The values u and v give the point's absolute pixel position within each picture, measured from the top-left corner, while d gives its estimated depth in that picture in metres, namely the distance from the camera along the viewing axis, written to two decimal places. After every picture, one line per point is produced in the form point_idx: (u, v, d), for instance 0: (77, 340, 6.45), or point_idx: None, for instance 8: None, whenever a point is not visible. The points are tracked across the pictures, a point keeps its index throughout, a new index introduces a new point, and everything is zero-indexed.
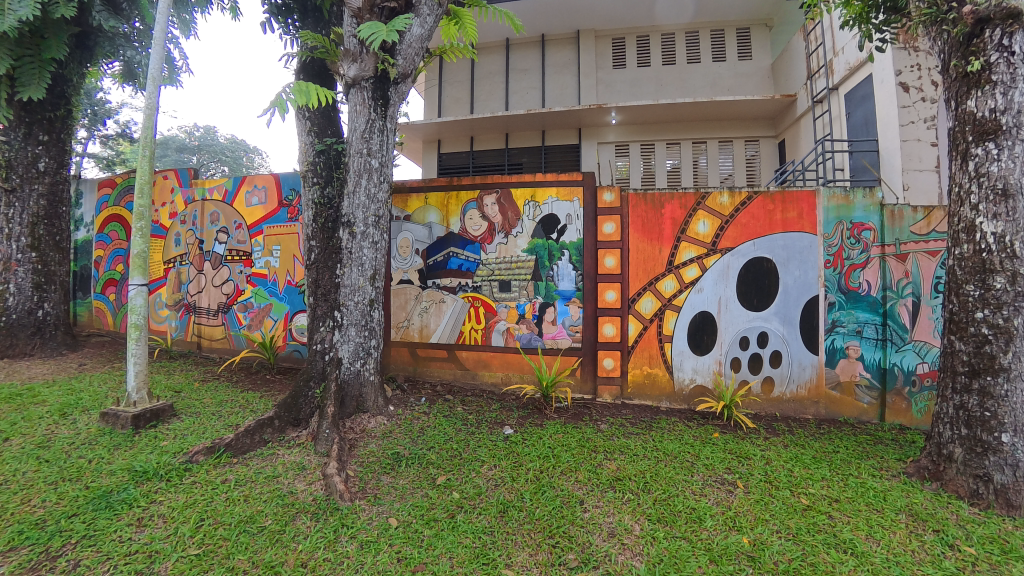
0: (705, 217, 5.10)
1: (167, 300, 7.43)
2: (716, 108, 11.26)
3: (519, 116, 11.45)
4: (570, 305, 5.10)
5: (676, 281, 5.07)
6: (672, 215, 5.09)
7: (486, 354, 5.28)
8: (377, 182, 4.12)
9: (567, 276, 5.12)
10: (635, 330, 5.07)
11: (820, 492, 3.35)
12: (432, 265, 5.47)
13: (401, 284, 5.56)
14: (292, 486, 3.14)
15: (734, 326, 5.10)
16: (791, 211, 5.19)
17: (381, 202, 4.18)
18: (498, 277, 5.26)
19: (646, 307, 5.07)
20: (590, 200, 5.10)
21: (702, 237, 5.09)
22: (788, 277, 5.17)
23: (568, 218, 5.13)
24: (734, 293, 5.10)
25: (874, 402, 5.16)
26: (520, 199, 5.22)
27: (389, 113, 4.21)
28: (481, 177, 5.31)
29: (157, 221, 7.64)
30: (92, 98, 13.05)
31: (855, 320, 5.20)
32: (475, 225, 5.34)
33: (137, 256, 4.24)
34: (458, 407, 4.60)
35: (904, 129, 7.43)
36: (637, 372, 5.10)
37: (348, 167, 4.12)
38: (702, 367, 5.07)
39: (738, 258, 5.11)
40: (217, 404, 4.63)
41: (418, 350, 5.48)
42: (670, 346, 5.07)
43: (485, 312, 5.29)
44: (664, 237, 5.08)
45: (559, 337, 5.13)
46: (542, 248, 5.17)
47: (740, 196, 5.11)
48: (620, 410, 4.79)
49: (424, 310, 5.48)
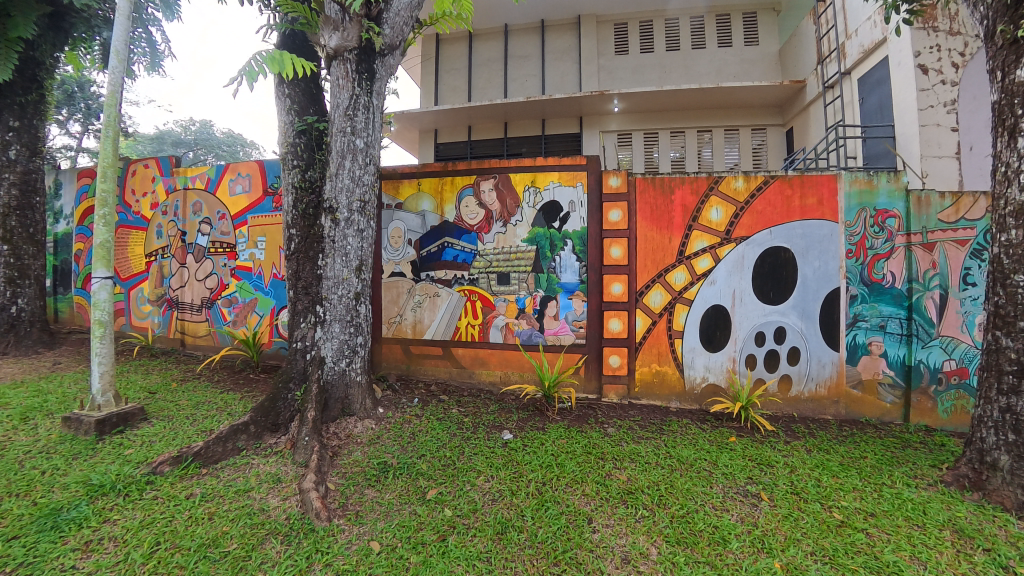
0: (719, 203, 4.73)
1: (149, 295, 7.07)
2: (722, 94, 10.84)
3: (518, 103, 11.02)
4: (573, 298, 4.74)
5: (687, 273, 4.70)
6: (682, 202, 4.71)
7: (484, 351, 4.93)
8: (363, 164, 3.74)
9: (570, 267, 4.75)
10: (643, 326, 4.70)
11: (853, 505, 3.02)
12: (425, 256, 5.11)
13: (392, 277, 5.21)
14: (264, 502, 2.80)
15: (749, 320, 4.74)
16: (811, 197, 4.82)
17: (368, 186, 3.80)
18: (496, 269, 4.91)
19: (655, 301, 4.69)
20: (594, 186, 4.72)
21: (715, 225, 4.72)
22: (807, 268, 4.80)
23: (571, 205, 4.76)
24: (749, 285, 4.73)
25: (897, 402, 4.84)
26: (519, 184, 4.85)
27: (376, 89, 3.83)
28: (477, 162, 4.94)
29: (138, 212, 7.24)
30: (84, 90, 12.79)
31: (878, 314, 4.86)
32: (472, 213, 4.97)
33: (99, 245, 3.83)
34: (453, 409, 4.27)
35: (923, 113, 7.04)
36: (645, 371, 4.73)
37: (330, 147, 3.73)
38: (714, 364, 4.73)
39: (753, 248, 4.74)
40: (194, 407, 4.29)
41: (412, 347, 5.14)
42: (680, 343, 4.72)
43: (482, 306, 4.93)
44: (674, 225, 4.70)
45: (561, 333, 4.77)
46: (543, 237, 4.81)
47: (755, 180, 4.74)
48: (627, 412, 4.46)
49: (417, 305, 5.12)
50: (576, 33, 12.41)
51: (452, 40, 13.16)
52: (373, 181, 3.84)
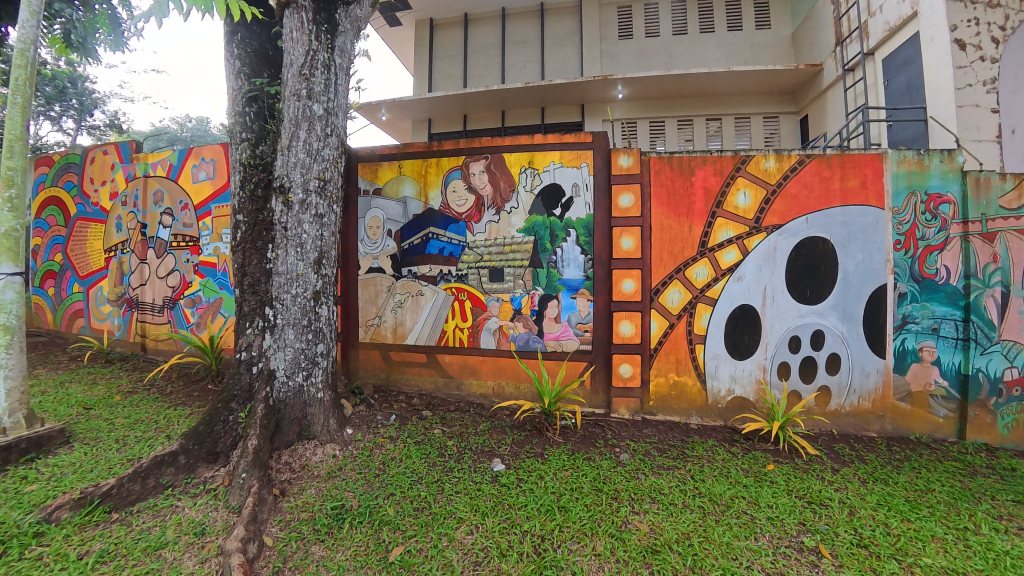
0: (746, 186, 4.05)
1: (109, 294, 6.39)
2: (734, 79, 10.13)
3: (517, 89, 10.31)
4: (577, 297, 4.05)
5: (710, 267, 4.01)
6: (704, 185, 4.02)
7: (475, 359, 4.26)
8: (322, 135, 3.04)
9: (574, 261, 4.05)
10: (658, 329, 4.02)
11: (938, 563, 2.39)
12: (407, 250, 4.43)
13: (369, 273, 4.54)
14: (176, 566, 2.16)
15: (782, 322, 4.07)
16: (852, 179, 4.14)
17: (330, 161, 3.11)
18: (488, 264, 4.22)
19: (673, 301, 4.01)
20: (601, 166, 4.03)
21: (742, 212, 4.04)
22: (849, 262, 4.12)
23: (575, 188, 4.06)
24: (782, 282, 4.05)
25: (951, 417, 4.17)
26: (514, 165, 4.16)
27: (338, 44, 3.14)
28: (466, 140, 4.26)
29: (97, 203, 6.53)
30: None
31: (930, 315, 4.18)
32: (459, 199, 4.30)
33: (3, 236, 3.16)
34: (435, 428, 3.62)
35: (959, 93, 6.28)
36: (661, 382, 4.07)
37: (282, 114, 3.03)
38: (741, 374, 4.08)
39: (787, 239, 4.07)
40: (129, 428, 3.61)
41: (392, 353, 4.48)
42: (702, 350, 4.05)
43: (472, 307, 4.25)
44: (695, 212, 4.01)
45: (563, 337, 4.08)
46: (542, 227, 4.12)
47: (789, 160, 4.07)
48: (642, 431, 3.81)
49: (397, 305, 4.45)
50: (577, 18, 11.72)
51: (447, 25, 12.45)
52: (337, 156, 3.16)
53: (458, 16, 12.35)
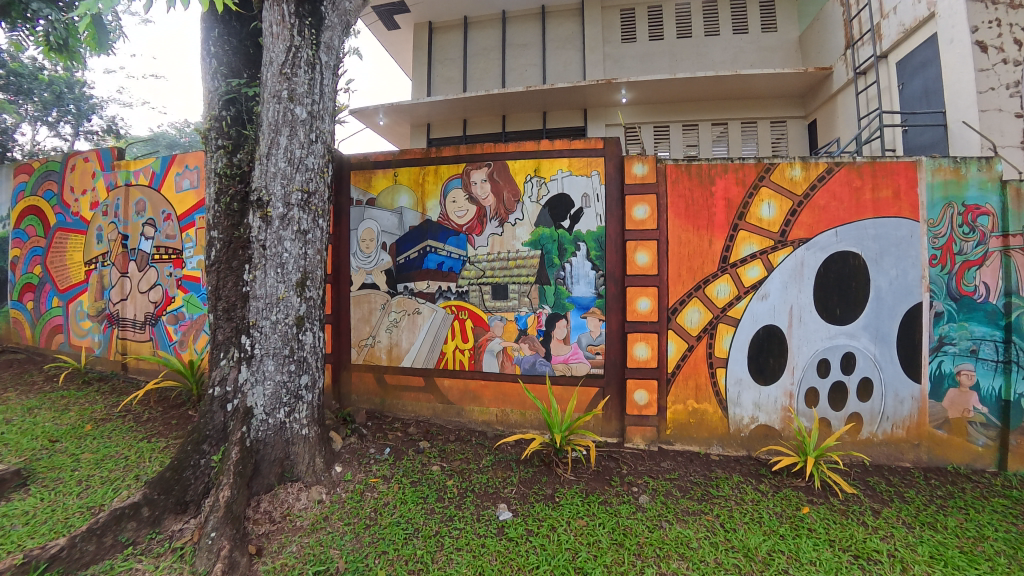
0: (770, 197, 3.74)
1: (89, 309, 6.05)
2: (740, 83, 9.87)
3: (518, 94, 10.01)
4: (587, 317, 3.71)
5: (732, 284, 3.69)
6: (725, 195, 3.71)
7: (476, 383, 3.92)
8: (306, 142, 2.73)
9: (584, 277, 3.71)
10: (676, 352, 3.68)
11: None
12: (403, 264, 4.10)
13: (363, 289, 4.22)
14: None
15: (809, 344, 3.75)
16: (884, 189, 3.84)
17: (316, 171, 2.79)
18: (491, 280, 3.89)
19: (692, 321, 3.67)
20: (613, 174, 3.71)
21: (766, 225, 3.72)
22: (881, 279, 3.81)
23: (585, 198, 3.74)
24: (810, 300, 3.74)
25: (991, 446, 3.84)
26: (519, 173, 3.84)
27: (324, 40, 2.83)
28: (467, 146, 3.94)
29: (77, 213, 6.21)
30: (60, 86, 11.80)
31: (968, 335, 3.87)
32: (459, 210, 3.97)
33: None
34: (433, 464, 3.29)
35: (981, 97, 5.88)
36: (679, 410, 3.74)
37: (261, 118, 2.72)
38: (766, 401, 3.75)
39: (815, 254, 3.75)
40: (94, 468, 3.28)
41: (387, 376, 4.15)
42: (724, 374, 3.72)
43: (473, 327, 3.91)
44: (715, 224, 3.69)
45: (573, 361, 3.74)
46: (549, 240, 3.79)
47: (815, 168, 3.78)
48: (660, 465, 3.48)
49: (392, 324, 4.13)
50: (579, 20, 11.45)
51: (446, 28, 12.18)
52: (323, 165, 2.84)
53: (457, 20, 12.08)
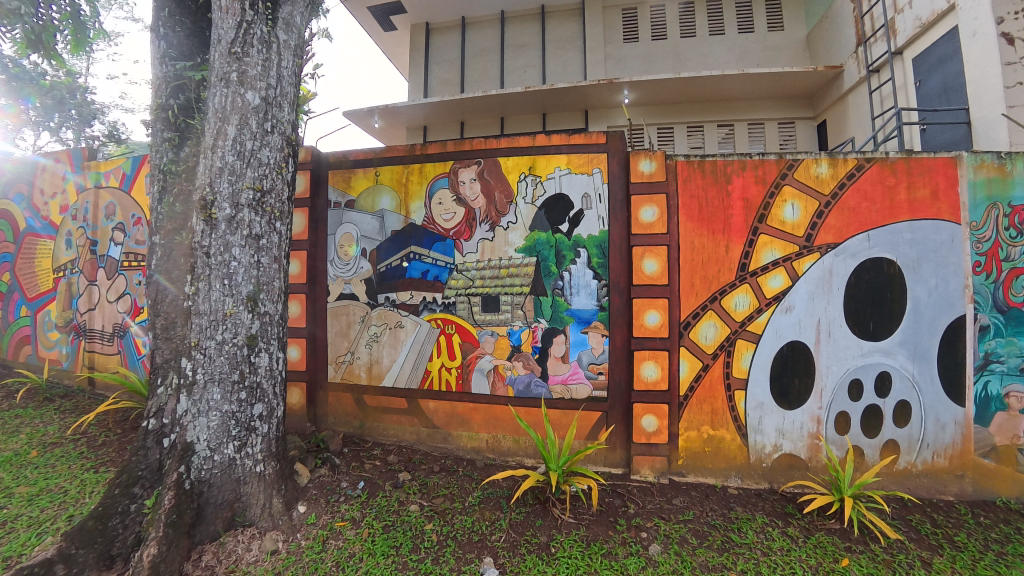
0: (794, 197, 3.34)
1: (57, 319, 5.67)
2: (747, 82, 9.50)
3: (517, 95, 9.64)
4: (589, 332, 3.29)
5: (752, 295, 3.27)
6: (743, 195, 3.31)
7: (465, 406, 3.50)
8: (259, 132, 2.34)
9: (585, 287, 3.30)
10: (689, 372, 3.25)
11: None
12: (384, 273, 3.69)
13: (341, 301, 3.81)
14: None
15: (839, 363, 3.34)
16: (921, 188, 3.42)
17: (272, 166, 2.40)
18: (481, 291, 3.47)
19: (708, 338, 3.25)
20: (617, 172, 3.31)
21: (790, 228, 3.32)
22: (919, 289, 3.40)
23: (586, 199, 3.33)
24: (839, 313, 3.33)
25: None
26: (512, 171, 3.44)
27: (282, 16, 2.45)
28: (454, 142, 3.55)
29: (47, 217, 5.85)
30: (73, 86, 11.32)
31: (1017, 352, 3.43)
32: (446, 212, 3.56)
33: None
34: (411, 504, 2.87)
35: (1010, 92, 5.47)
36: (693, 437, 3.31)
37: (207, 105, 2.34)
38: (790, 427, 3.34)
39: (844, 261, 3.34)
40: (24, 506, 2.87)
41: (366, 397, 3.74)
42: (743, 397, 3.29)
43: (461, 343, 3.50)
44: (733, 227, 3.28)
45: (572, 381, 3.31)
46: (546, 245, 3.37)
47: (843, 166, 3.39)
48: (672, 501, 3.05)
49: (372, 339, 3.71)
50: (580, 20, 11.10)
51: (443, 29, 11.85)
52: (282, 159, 2.45)
53: (455, 20, 11.75)
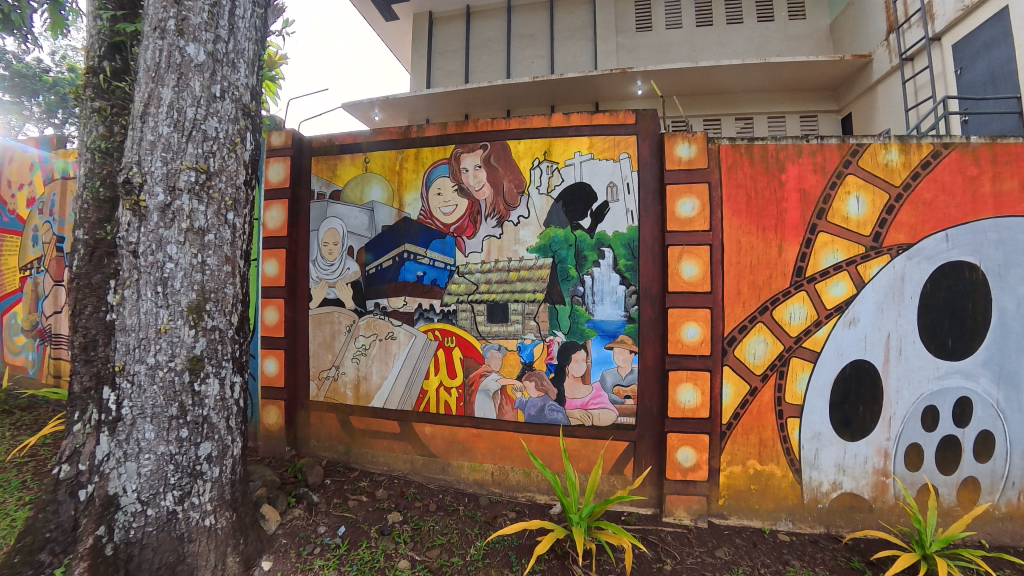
0: (859, 189, 2.80)
1: (22, 322, 5.19)
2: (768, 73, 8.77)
3: (523, 85, 9.06)
4: (614, 347, 2.77)
5: (810, 305, 2.74)
6: (800, 186, 2.78)
7: (468, 433, 2.98)
8: (204, 97, 1.84)
9: (610, 295, 2.78)
10: (734, 397, 2.73)
11: None
12: (375, 275, 3.18)
13: (325, 307, 3.30)
14: None
15: (910, 387, 2.80)
16: (1009, 179, 2.84)
17: (221, 140, 1.89)
18: (486, 298, 2.95)
19: (756, 356, 2.73)
20: (649, 158, 2.79)
21: (855, 226, 2.78)
22: (1007, 300, 2.83)
23: (611, 190, 2.80)
24: (912, 328, 2.79)
25: None
26: (523, 157, 2.92)
27: None
28: (456, 123, 3.03)
29: (13, 211, 5.37)
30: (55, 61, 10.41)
31: None
32: (445, 205, 3.05)
33: None
34: (400, 559, 2.37)
35: None
36: (737, 473, 2.79)
37: (139, 63, 1.85)
38: (852, 462, 2.81)
39: (919, 265, 2.80)
40: None
41: (353, 419, 3.23)
42: (797, 427, 2.77)
43: (463, 359, 2.98)
44: (787, 224, 2.75)
45: (595, 406, 2.79)
46: (563, 245, 2.84)
47: (917, 152, 2.83)
48: (717, 553, 2.53)
49: (360, 352, 3.20)
50: (590, 8, 10.44)
51: (447, 19, 11.24)
52: (236, 132, 1.94)
53: (460, 9, 11.11)
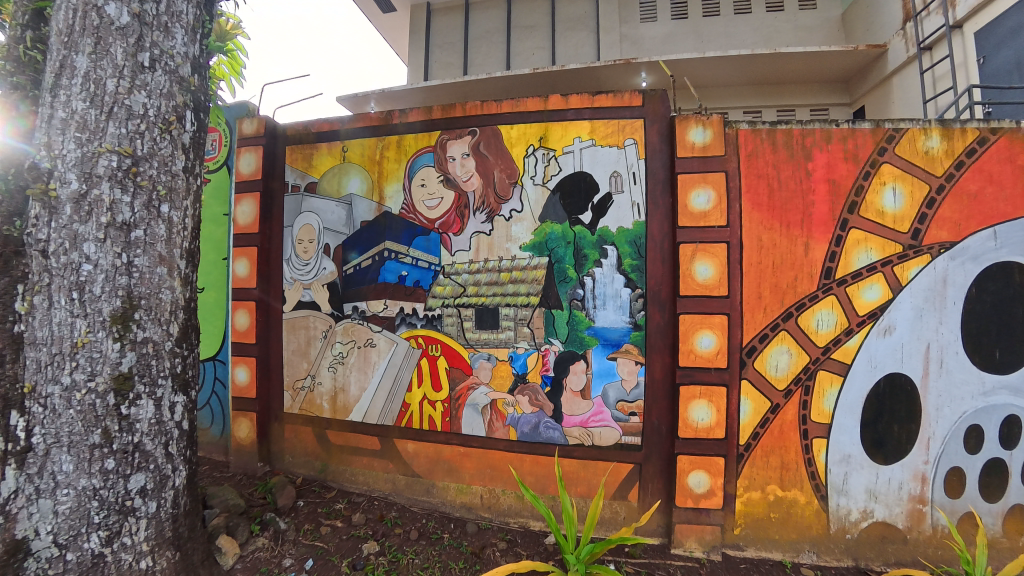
0: (895, 180, 2.48)
1: None
2: (773, 65, 7.90)
3: (523, 78, 8.63)
4: (618, 357, 2.46)
5: (839, 310, 2.43)
6: (829, 176, 2.46)
7: (454, 451, 2.68)
8: (129, 67, 1.54)
9: (613, 299, 2.47)
10: (753, 414, 2.42)
11: None
12: (353, 276, 2.89)
13: (300, 311, 3.01)
14: None
15: (951, 404, 2.48)
16: None
17: (151, 119, 1.59)
18: (475, 301, 2.65)
19: (778, 368, 2.42)
20: (658, 145, 2.47)
21: (891, 221, 2.46)
22: None
23: (614, 180, 2.49)
24: (953, 338, 2.47)
25: None
26: (516, 144, 2.61)
27: None
28: (442, 106, 2.72)
29: None
30: None
31: None
32: (430, 198, 2.75)
33: None
34: None
35: None
36: (756, 499, 2.48)
37: (52, 25, 1.55)
38: (885, 487, 2.50)
39: (963, 267, 2.47)
40: None
41: (331, 434, 2.94)
42: (824, 448, 2.47)
43: (448, 369, 2.69)
44: (814, 220, 2.43)
45: (596, 423, 2.49)
46: (560, 242, 2.54)
47: (962, 138, 2.48)
48: None
49: (337, 361, 2.91)
50: None
51: (446, 10, 10.67)
52: (171, 109, 1.63)
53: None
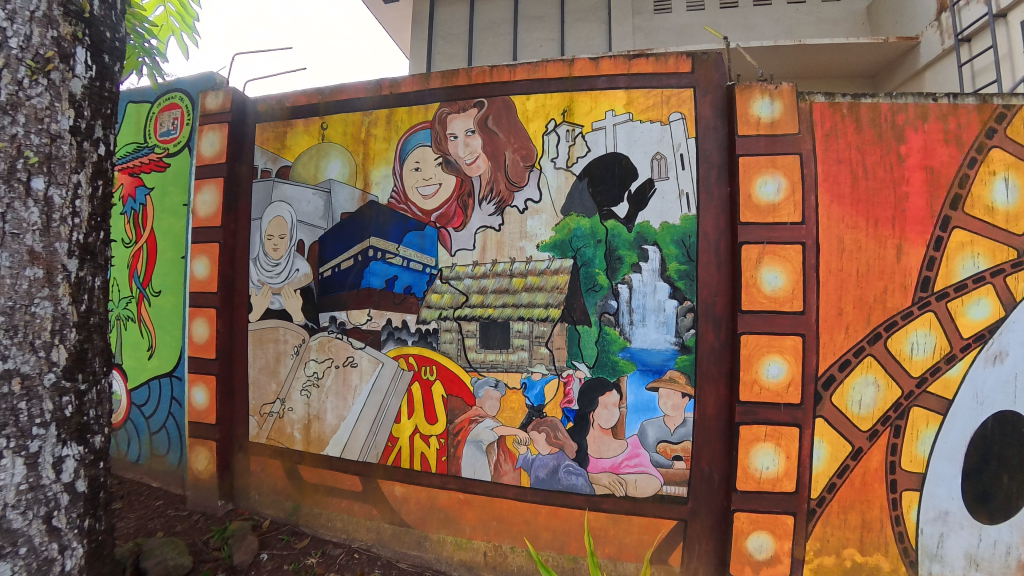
0: (1011, 169, 1.93)
1: None
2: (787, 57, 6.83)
3: None
4: (659, 387, 1.97)
5: (939, 331, 1.93)
6: (925, 163, 1.95)
7: (452, 498, 2.18)
8: None
9: (653, 313, 1.97)
10: (829, 460, 1.92)
11: None
12: (332, 280, 2.39)
13: (269, 321, 2.51)
14: None
15: None
16: None
17: (15, 53, 1.13)
18: (479, 314, 2.15)
19: (862, 404, 1.92)
20: (712, 120, 1.97)
21: (1004, 221, 1.93)
22: None
23: (656, 164, 1.99)
24: None
25: None
26: (533, 118, 2.11)
27: None
28: (442, 74, 2.22)
29: None
30: None
31: None
32: (426, 184, 2.25)
33: None
34: None
35: None
36: (832, 568, 1.96)
37: None
38: (994, 557, 1.94)
39: None
40: None
41: (303, 469, 2.43)
42: (916, 503, 1.96)
43: (446, 397, 2.19)
44: (908, 217, 1.93)
45: (629, 468, 1.99)
46: (587, 241, 2.04)
47: None
48: None
49: (311, 383, 2.41)
50: None
51: None
52: (48, 41, 1.19)
53: None
